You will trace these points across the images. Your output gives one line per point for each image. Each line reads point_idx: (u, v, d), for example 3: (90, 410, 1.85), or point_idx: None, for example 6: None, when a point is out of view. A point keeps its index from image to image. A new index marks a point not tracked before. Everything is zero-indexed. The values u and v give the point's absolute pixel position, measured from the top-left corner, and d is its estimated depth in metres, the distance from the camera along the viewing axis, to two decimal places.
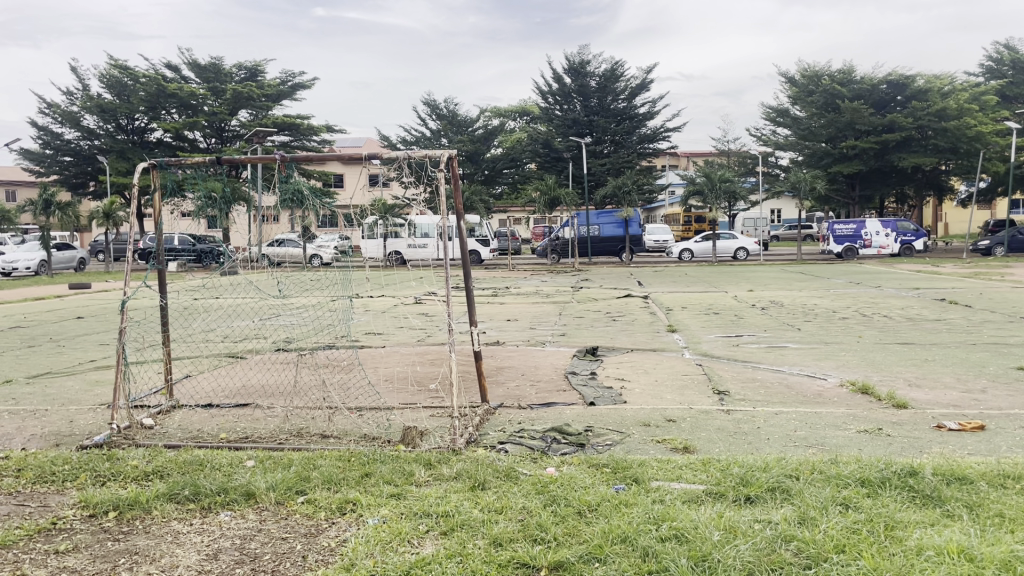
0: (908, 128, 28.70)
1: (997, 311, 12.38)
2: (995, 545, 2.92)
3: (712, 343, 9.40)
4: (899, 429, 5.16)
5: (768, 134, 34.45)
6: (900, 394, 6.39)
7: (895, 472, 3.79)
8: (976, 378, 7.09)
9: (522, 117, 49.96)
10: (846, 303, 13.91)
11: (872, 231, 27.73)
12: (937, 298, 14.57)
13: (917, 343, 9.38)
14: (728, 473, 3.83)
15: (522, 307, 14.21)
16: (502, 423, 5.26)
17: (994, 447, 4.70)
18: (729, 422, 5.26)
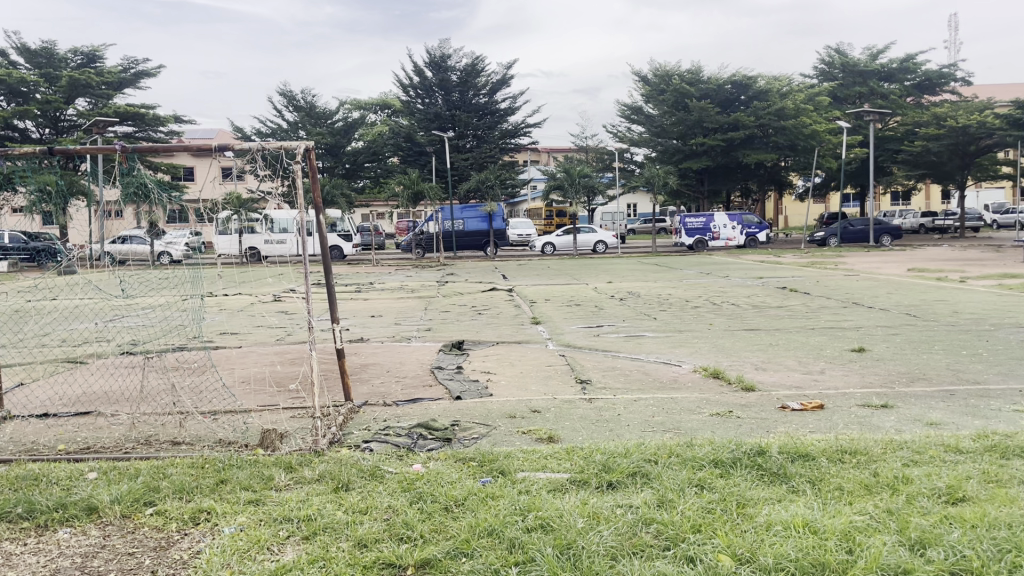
0: (750, 126, 30.55)
1: (832, 298, 13.38)
2: (836, 516, 3.13)
3: (574, 334, 9.61)
4: (748, 411, 5.44)
5: (624, 131, 35.58)
6: (748, 377, 6.77)
7: (744, 452, 3.99)
8: (816, 361, 7.61)
9: (383, 110, 49.38)
10: (697, 293, 14.63)
11: (720, 224, 29.18)
12: (778, 287, 15.57)
13: (762, 328, 9.98)
14: (591, 461, 3.91)
15: (386, 302, 14.06)
16: (367, 422, 5.15)
17: (833, 425, 5.05)
18: (591, 410, 5.38)
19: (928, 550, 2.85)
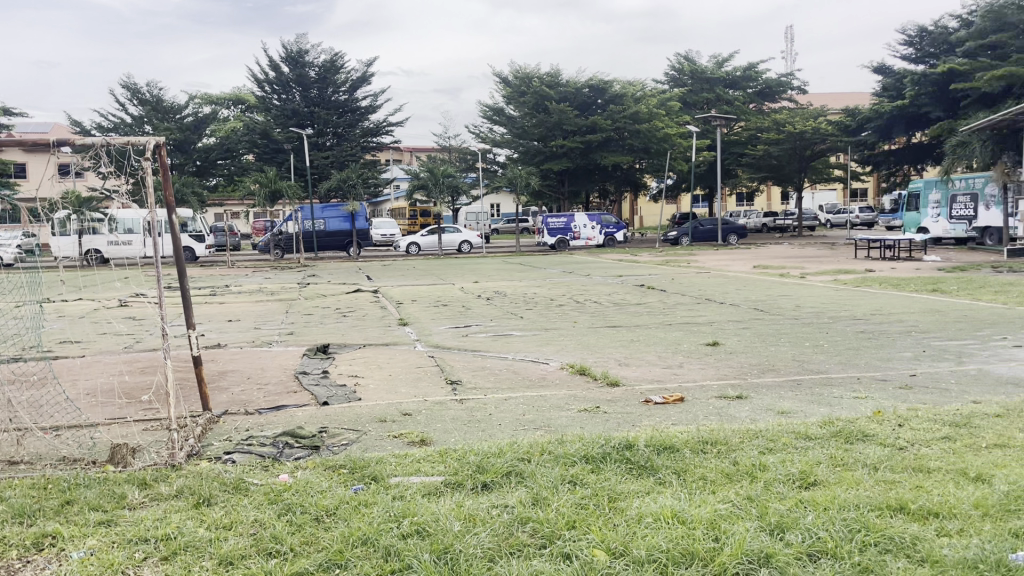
0: (606, 129, 31.58)
1: (687, 294, 13.99)
2: (701, 506, 3.26)
3: (441, 334, 9.57)
4: (614, 406, 5.59)
5: (486, 131, 35.81)
6: (613, 373, 6.95)
7: (613, 447, 4.09)
8: (675, 355, 7.92)
9: (236, 105, 47.47)
10: (561, 291, 14.92)
11: (580, 224, 29.92)
12: (637, 284, 16.12)
13: (624, 325, 10.29)
14: (465, 462, 3.89)
15: (244, 306, 13.50)
16: (228, 432, 4.91)
17: (693, 416, 5.26)
18: (462, 411, 5.36)
19: (786, 534, 3.02)
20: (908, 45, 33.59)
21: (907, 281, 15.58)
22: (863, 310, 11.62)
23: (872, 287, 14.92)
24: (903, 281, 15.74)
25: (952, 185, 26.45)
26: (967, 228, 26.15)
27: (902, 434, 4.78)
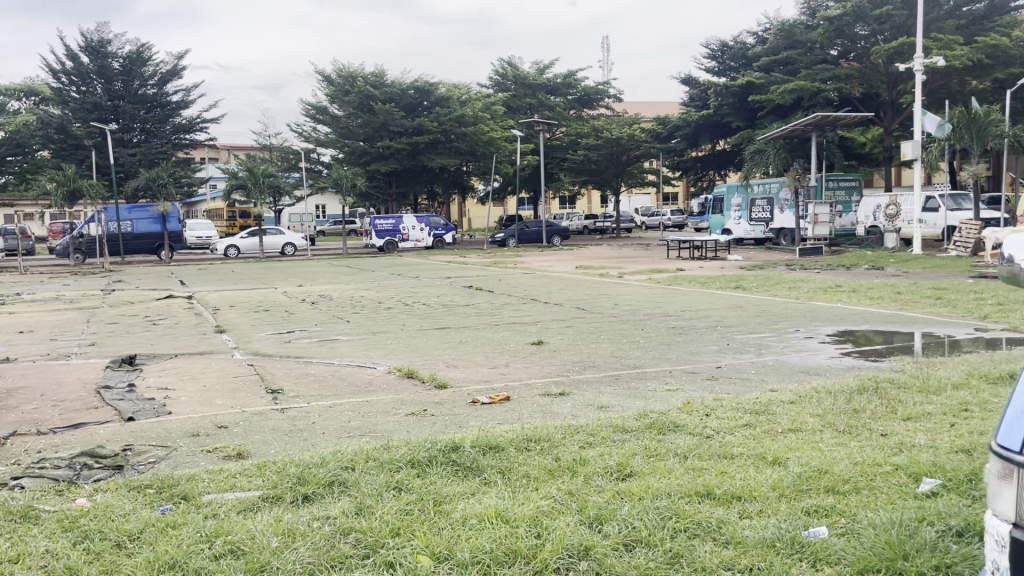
0: (432, 131, 31.75)
1: (513, 295, 14.25)
2: (525, 503, 3.32)
3: (263, 341, 9.18)
4: (440, 408, 5.57)
5: (309, 131, 34.87)
6: (440, 375, 6.94)
7: (439, 449, 4.08)
8: (501, 355, 8.04)
9: (27, 96, 43.38)
10: (389, 294, 14.77)
11: (408, 226, 29.78)
12: (465, 286, 16.25)
13: (451, 326, 10.32)
14: (285, 475, 3.74)
15: (39, 315, 12.34)
16: (15, 456, 4.43)
17: (518, 415, 5.35)
18: (283, 421, 5.16)
19: (604, 526, 3.15)
20: (711, 58, 36.15)
21: (714, 279, 16.73)
22: (675, 306, 12.35)
23: (683, 285, 15.87)
24: (711, 278, 16.88)
25: (751, 190, 28.72)
26: (765, 229, 28.22)
27: (709, 423, 5.12)
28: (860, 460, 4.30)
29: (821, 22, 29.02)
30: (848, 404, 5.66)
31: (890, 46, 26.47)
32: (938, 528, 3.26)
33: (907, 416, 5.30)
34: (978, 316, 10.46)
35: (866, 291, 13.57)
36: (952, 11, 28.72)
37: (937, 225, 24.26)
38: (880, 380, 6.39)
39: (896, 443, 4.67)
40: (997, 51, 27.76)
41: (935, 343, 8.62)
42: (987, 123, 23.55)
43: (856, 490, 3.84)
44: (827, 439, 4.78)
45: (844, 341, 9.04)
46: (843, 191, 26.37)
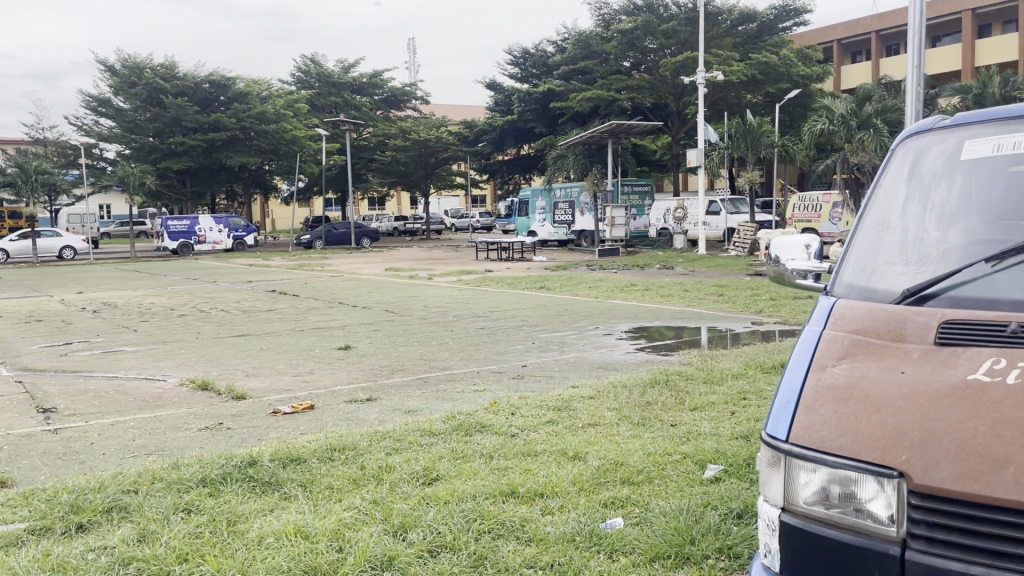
0: (231, 128, 30.34)
1: (318, 298, 13.86)
2: (327, 516, 3.32)
3: (33, 355, 8.27)
4: (237, 421, 5.28)
5: (89, 124, 32.08)
6: (238, 385, 6.57)
7: (235, 466, 3.92)
8: (305, 361, 7.77)
9: None
10: (183, 300, 13.88)
11: (205, 228, 28.20)
12: (268, 290, 15.60)
13: (252, 333, 9.84)
14: (55, 503, 3.38)
15: None
16: None
17: (322, 424, 5.19)
18: (56, 443, 4.67)
19: (408, 533, 3.25)
20: (514, 64, 37.17)
21: (519, 279, 17.18)
22: (482, 307, 12.53)
23: (490, 286, 16.15)
24: (516, 279, 17.30)
25: (554, 193, 29.65)
26: (568, 231, 29.44)
27: (514, 422, 5.23)
28: (653, 450, 4.58)
29: (614, 34, 30.77)
30: (642, 397, 5.97)
31: (676, 59, 28.58)
32: (721, 512, 3.56)
33: (693, 406, 5.67)
34: (754, 310, 11.46)
35: (658, 289, 14.47)
36: (729, 30, 31.30)
37: (719, 227, 26.25)
38: (670, 372, 6.82)
39: (684, 432, 4.99)
40: (766, 69, 30.72)
41: (718, 337, 9.33)
42: (760, 133, 25.92)
43: (650, 479, 4.13)
44: (623, 432, 5.03)
45: (638, 337, 9.56)
46: (637, 196, 28.07)
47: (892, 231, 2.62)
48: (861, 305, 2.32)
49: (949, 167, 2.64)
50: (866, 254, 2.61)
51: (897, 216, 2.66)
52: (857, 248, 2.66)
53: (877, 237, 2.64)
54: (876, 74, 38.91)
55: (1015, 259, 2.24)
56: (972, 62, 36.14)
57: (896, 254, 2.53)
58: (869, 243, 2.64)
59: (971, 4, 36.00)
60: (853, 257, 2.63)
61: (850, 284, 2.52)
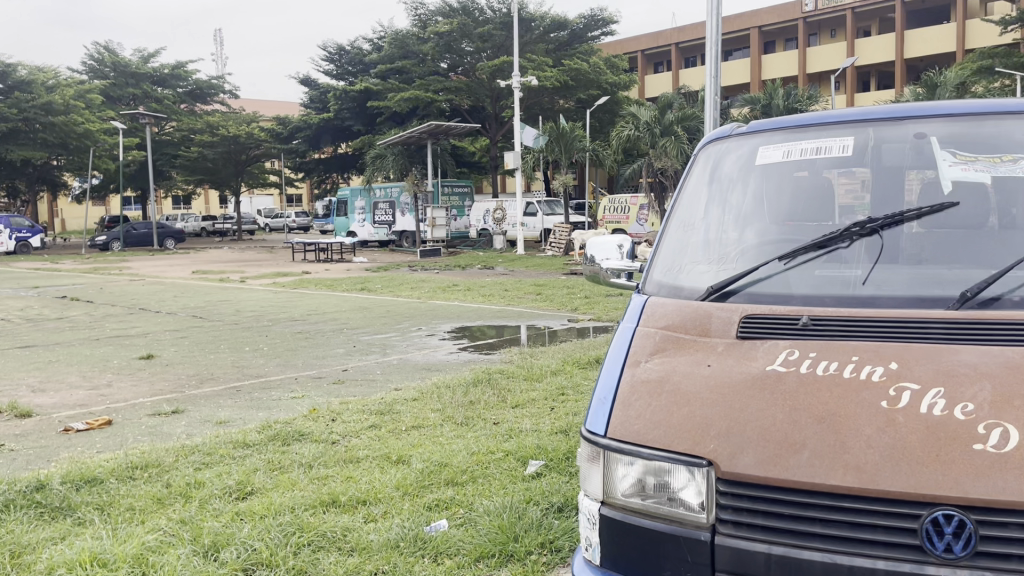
0: (12, 119, 27.50)
1: (117, 305, 12.85)
2: (127, 541, 3.11)
3: None
4: (21, 442, 4.76)
5: None
6: (23, 403, 5.93)
7: (19, 492, 3.56)
8: (102, 373, 7.15)
9: None
10: None
11: None
12: (58, 296, 14.26)
13: (39, 344, 8.94)
14: None
15: None
16: None
17: (123, 440, 4.80)
18: None
19: (220, 553, 3.10)
20: (329, 61, 36.32)
21: (338, 281, 16.79)
22: (299, 311, 12.11)
23: (307, 289, 15.65)
24: (334, 281, 16.89)
25: (373, 193, 29.16)
26: (388, 232, 28.97)
27: (334, 428, 5.08)
28: (477, 449, 4.60)
29: (431, 35, 30.89)
30: (465, 396, 5.99)
31: (492, 64, 29.48)
32: (542, 507, 3.64)
33: (515, 404, 5.76)
34: (571, 308, 11.86)
35: (477, 289, 14.64)
36: (542, 36, 32.14)
37: (536, 228, 26.88)
38: (492, 371, 6.89)
39: (507, 430, 5.05)
40: (577, 75, 31.99)
41: (538, 334, 9.56)
42: (573, 138, 27.01)
43: (473, 479, 4.15)
44: (446, 433, 5.01)
45: (460, 336, 9.60)
46: (456, 198, 28.21)
47: (696, 231, 2.77)
48: (670, 302, 2.42)
49: (745, 171, 2.82)
50: (673, 253, 2.74)
51: (701, 217, 2.81)
52: (665, 247, 2.79)
53: (682, 237, 2.78)
54: (676, 84, 41.56)
55: (803, 257, 2.43)
56: (758, 75, 39.48)
57: (701, 253, 2.68)
58: (676, 243, 2.77)
59: (757, 22, 39.31)
60: (661, 257, 2.76)
61: (660, 283, 2.63)
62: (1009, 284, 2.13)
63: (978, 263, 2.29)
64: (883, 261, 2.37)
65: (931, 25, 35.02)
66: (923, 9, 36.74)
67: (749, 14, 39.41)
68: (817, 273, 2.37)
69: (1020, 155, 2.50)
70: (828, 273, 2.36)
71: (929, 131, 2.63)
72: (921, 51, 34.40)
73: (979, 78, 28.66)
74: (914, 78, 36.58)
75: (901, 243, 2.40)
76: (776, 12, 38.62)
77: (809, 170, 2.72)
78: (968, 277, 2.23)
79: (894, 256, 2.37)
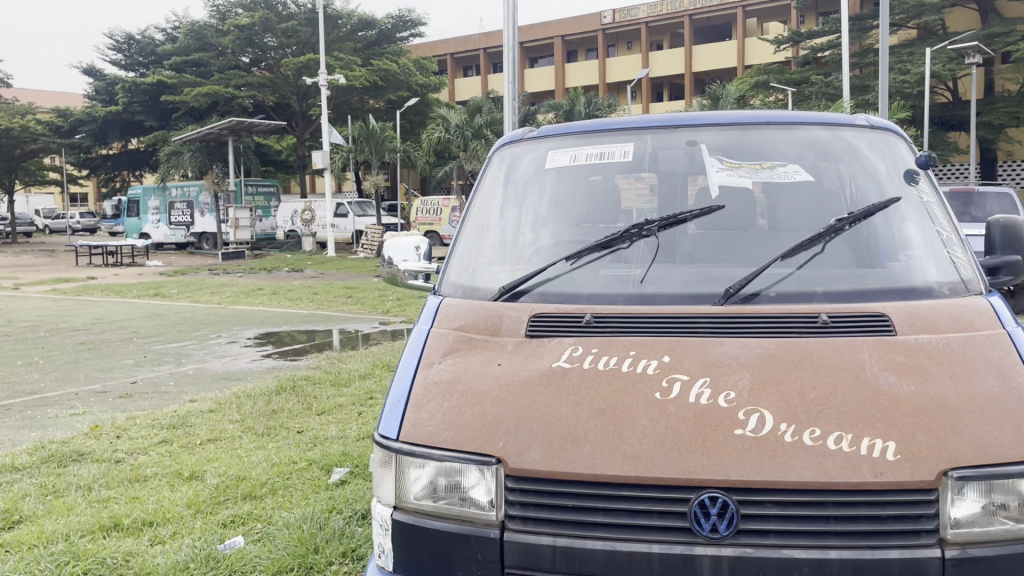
0: None
1: None
2: None
3: None
4: None
5: None
6: None
7: None
8: None
9: None
10: None
11: None
12: None
13: None
14: None
15: None
16: None
17: None
18: None
19: None
20: (116, 50, 33.73)
21: (129, 287, 15.60)
22: (83, 320, 11.11)
23: (93, 295, 14.41)
24: (125, 287, 15.66)
25: (168, 193, 27.39)
26: (186, 233, 27.29)
27: (119, 446, 4.71)
28: (278, 460, 4.42)
29: (231, 28, 29.52)
30: (267, 405, 5.75)
31: (298, 61, 28.74)
32: (345, 515, 3.55)
33: (321, 410, 5.60)
34: (382, 311, 11.71)
35: (284, 293, 14.12)
36: (349, 34, 31.68)
37: (347, 229, 26.34)
38: (297, 377, 6.66)
39: (311, 438, 4.90)
40: (387, 75, 31.83)
41: (348, 338, 9.35)
42: (383, 138, 26.75)
43: (273, 491, 3.99)
44: (246, 444, 4.79)
45: (265, 343, 9.20)
46: (262, 198, 27.11)
47: (490, 232, 2.81)
48: (464, 303, 2.44)
49: (538, 175, 2.90)
50: (468, 255, 2.76)
51: (495, 218, 2.85)
52: (460, 249, 2.80)
53: (477, 238, 2.81)
54: (485, 88, 42.28)
55: (588, 257, 2.53)
56: (563, 83, 40.97)
57: (495, 254, 2.72)
58: (471, 244, 2.80)
59: (560, 31, 40.80)
60: (457, 258, 2.77)
61: (456, 284, 2.64)
62: (766, 281, 2.33)
63: (743, 261, 2.48)
64: (659, 260, 2.51)
65: (716, 42, 38.04)
66: (707, 27, 39.76)
67: (553, 22, 40.86)
68: (602, 272, 2.47)
69: (778, 163, 2.73)
70: (611, 273, 2.47)
71: (702, 138, 2.82)
72: (707, 65, 37.19)
73: (756, 91, 31.42)
74: (701, 90, 39.47)
75: (677, 243, 2.56)
76: (578, 22, 40.29)
77: (599, 174, 2.83)
78: (734, 274, 2.41)
79: (670, 255, 2.53)
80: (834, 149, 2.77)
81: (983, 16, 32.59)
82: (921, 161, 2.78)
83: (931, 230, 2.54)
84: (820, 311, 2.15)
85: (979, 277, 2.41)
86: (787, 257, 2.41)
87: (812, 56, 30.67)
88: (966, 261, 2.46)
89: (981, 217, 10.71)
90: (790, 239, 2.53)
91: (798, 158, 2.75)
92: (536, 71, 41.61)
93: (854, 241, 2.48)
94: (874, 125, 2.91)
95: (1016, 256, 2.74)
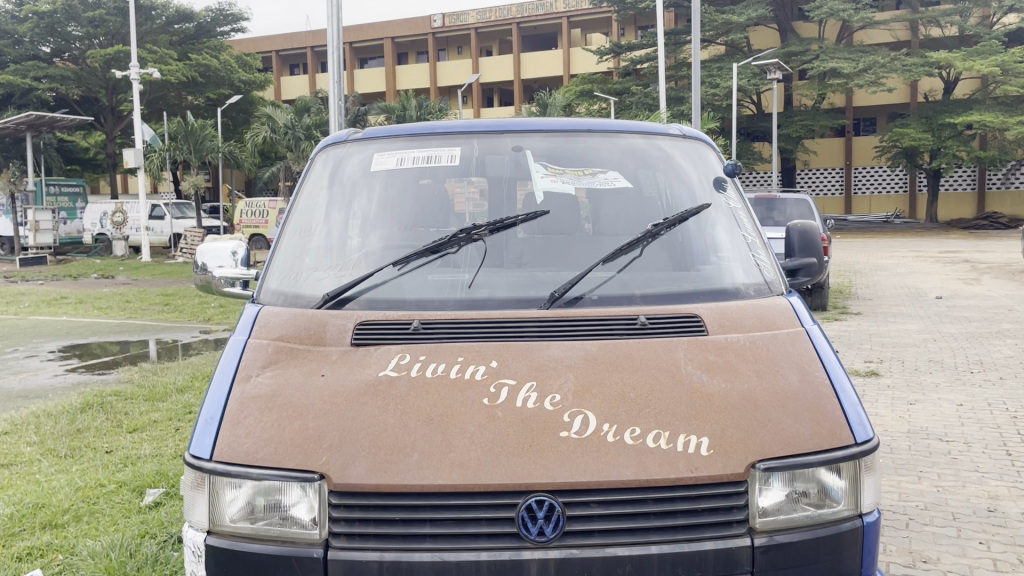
0: None
1: None
2: None
3: None
4: None
5: None
6: None
7: None
8: None
9: None
10: None
11: None
12: None
13: None
14: None
15: None
16: None
17: None
18: None
19: None
20: None
21: None
22: None
23: None
24: None
25: None
26: None
27: None
28: (82, 484, 4.05)
29: (29, 13, 27.10)
30: (70, 425, 5.27)
31: (105, 53, 26.71)
32: (159, 541, 3.30)
33: (132, 428, 5.21)
34: (203, 319, 11.09)
35: (92, 301, 13.06)
36: (165, 27, 29.90)
37: (164, 232, 24.73)
38: (105, 394, 6.14)
39: (120, 458, 4.53)
40: (206, 71, 30.42)
41: (166, 349, 8.77)
42: (202, 136, 25.43)
43: (77, 518, 3.65)
44: (45, 468, 4.36)
45: (69, 356, 8.44)
46: (66, 198, 25.40)
47: (315, 236, 2.70)
48: (284, 311, 2.32)
49: (365, 177, 2.82)
50: (290, 260, 2.65)
51: (319, 222, 2.75)
52: (281, 255, 2.67)
53: (300, 243, 2.69)
54: (314, 87, 41.12)
55: (416, 262, 2.49)
56: (393, 85, 40.54)
57: (320, 259, 2.63)
58: (294, 250, 2.68)
59: (390, 33, 40.37)
60: (278, 263, 2.65)
61: (277, 291, 2.52)
62: (590, 284, 2.38)
63: (568, 266, 2.53)
64: (488, 264, 2.50)
65: (544, 50, 39.07)
66: (534, 35, 40.86)
67: (383, 23, 40.37)
68: (429, 279, 2.44)
69: (600, 169, 2.81)
70: (439, 278, 2.44)
71: (527, 144, 2.85)
72: (535, 73, 38.06)
73: (581, 99, 32.66)
74: (529, 97, 40.41)
75: (504, 247, 2.56)
76: (408, 24, 40.08)
77: (428, 178, 2.78)
78: (559, 278, 2.45)
79: (499, 259, 2.53)
80: (653, 158, 2.88)
81: (783, 35, 35.44)
82: (728, 169, 2.94)
83: (737, 234, 2.70)
84: (638, 313, 2.23)
85: (779, 279, 2.58)
86: (608, 261, 2.48)
87: (631, 67, 32.18)
88: (769, 263, 2.63)
89: (783, 222, 11.62)
90: (612, 243, 2.61)
91: (619, 165, 2.83)
92: (366, 72, 40.95)
93: (670, 245, 2.59)
94: (687, 135, 3.05)
95: (812, 259, 2.96)
